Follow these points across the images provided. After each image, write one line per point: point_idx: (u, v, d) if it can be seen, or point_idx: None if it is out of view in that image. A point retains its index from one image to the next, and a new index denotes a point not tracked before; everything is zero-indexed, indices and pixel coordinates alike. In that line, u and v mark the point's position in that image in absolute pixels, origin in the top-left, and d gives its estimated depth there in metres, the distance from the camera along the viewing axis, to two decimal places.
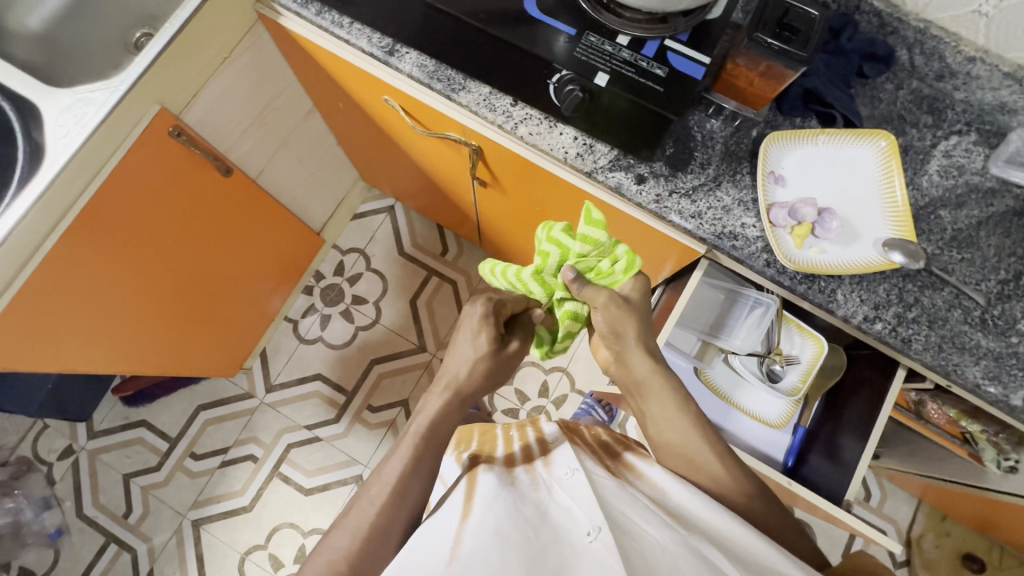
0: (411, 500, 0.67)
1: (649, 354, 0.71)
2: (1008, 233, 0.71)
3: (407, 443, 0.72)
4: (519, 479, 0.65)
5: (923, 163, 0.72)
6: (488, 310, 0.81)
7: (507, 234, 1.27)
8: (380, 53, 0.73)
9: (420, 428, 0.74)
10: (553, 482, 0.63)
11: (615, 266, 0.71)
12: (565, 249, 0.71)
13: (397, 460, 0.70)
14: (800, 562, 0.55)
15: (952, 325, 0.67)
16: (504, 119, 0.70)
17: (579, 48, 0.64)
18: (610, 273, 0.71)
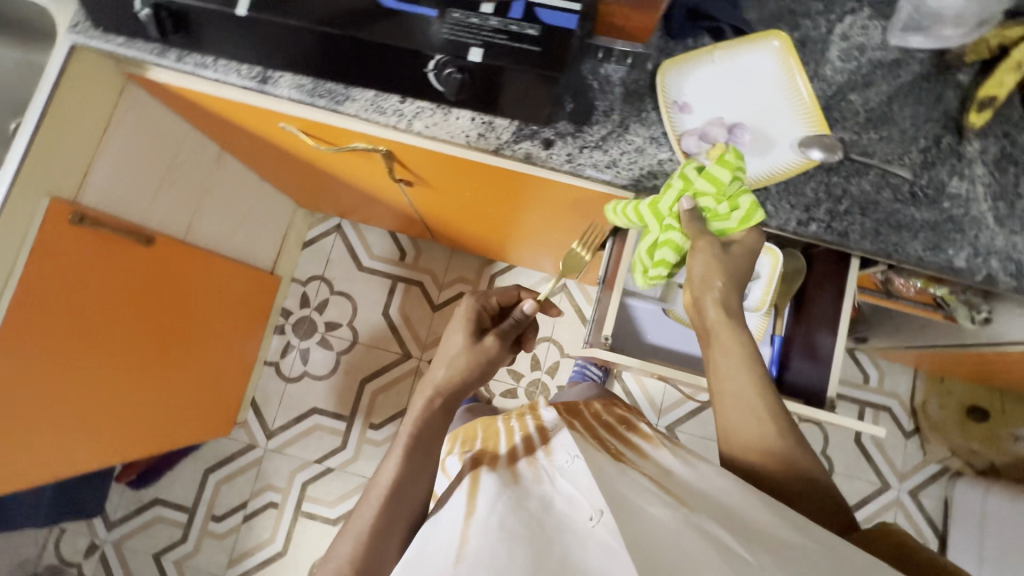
0: (407, 497, 0.68)
1: (725, 307, 0.66)
2: (920, 99, 0.70)
3: (400, 439, 0.72)
4: (523, 471, 0.67)
5: (823, 53, 0.71)
6: (470, 306, 0.84)
7: (455, 224, 1.25)
8: (254, 83, 0.70)
9: (412, 428, 0.73)
10: (555, 469, 0.64)
11: (732, 213, 0.64)
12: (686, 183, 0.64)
13: (394, 461, 0.70)
14: (799, 521, 0.56)
15: (884, 207, 0.67)
16: (397, 119, 0.69)
17: (446, 27, 0.60)
18: (725, 219, 0.65)
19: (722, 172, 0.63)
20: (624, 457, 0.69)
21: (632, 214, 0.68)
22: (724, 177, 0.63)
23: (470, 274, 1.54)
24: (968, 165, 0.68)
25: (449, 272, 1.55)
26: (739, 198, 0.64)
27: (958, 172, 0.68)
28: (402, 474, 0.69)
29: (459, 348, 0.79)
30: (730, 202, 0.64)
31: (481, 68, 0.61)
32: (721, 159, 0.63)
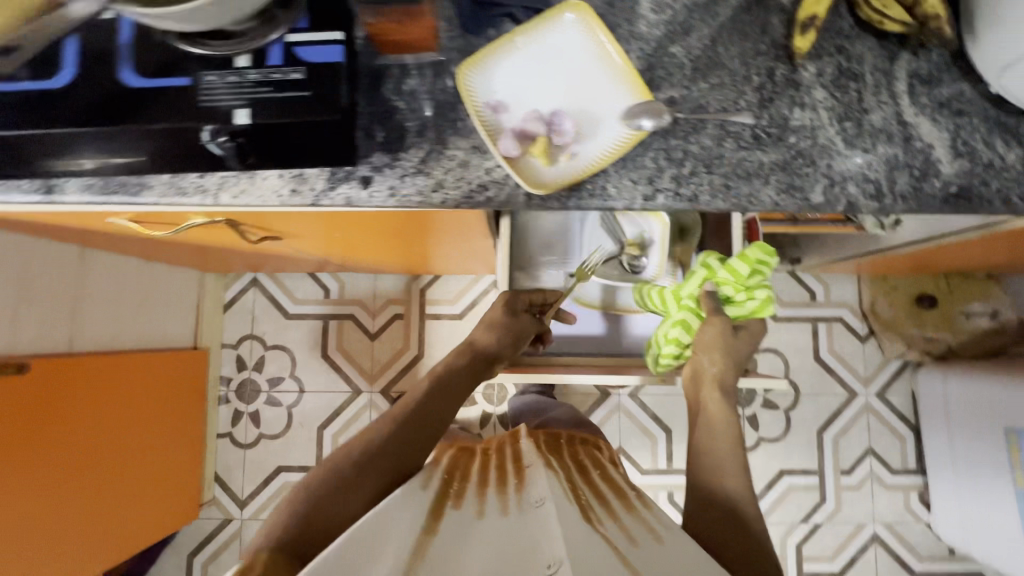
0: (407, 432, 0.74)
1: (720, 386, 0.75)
2: (744, 33, 0.65)
3: (425, 383, 0.83)
4: (492, 507, 0.69)
5: (634, 8, 0.65)
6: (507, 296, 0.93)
7: (373, 253, 1.26)
8: (39, 197, 0.62)
9: (438, 374, 0.83)
10: (523, 509, 0.67)
11: (747, 301, 0.77)
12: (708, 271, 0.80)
13: (413, 397, 0.80)
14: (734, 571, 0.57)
15: (729, 159, 0.63)
16: (202, 196, 0.63)
17: (202, 95, 0.55)
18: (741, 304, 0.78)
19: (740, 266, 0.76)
20: (596, 498, 0.73)
21: (659, 297, 0.85)
22: (743, 270, 0.76)
23: (400, 294, 1.50)
24: (807, 93, 0.64)
25: (378, 297, 1.50)
26: (756, 290, 0.77)
27: (798, 102, 0.64)
28: (419, 409, 0.77)
29: (492, 321, 0.89)
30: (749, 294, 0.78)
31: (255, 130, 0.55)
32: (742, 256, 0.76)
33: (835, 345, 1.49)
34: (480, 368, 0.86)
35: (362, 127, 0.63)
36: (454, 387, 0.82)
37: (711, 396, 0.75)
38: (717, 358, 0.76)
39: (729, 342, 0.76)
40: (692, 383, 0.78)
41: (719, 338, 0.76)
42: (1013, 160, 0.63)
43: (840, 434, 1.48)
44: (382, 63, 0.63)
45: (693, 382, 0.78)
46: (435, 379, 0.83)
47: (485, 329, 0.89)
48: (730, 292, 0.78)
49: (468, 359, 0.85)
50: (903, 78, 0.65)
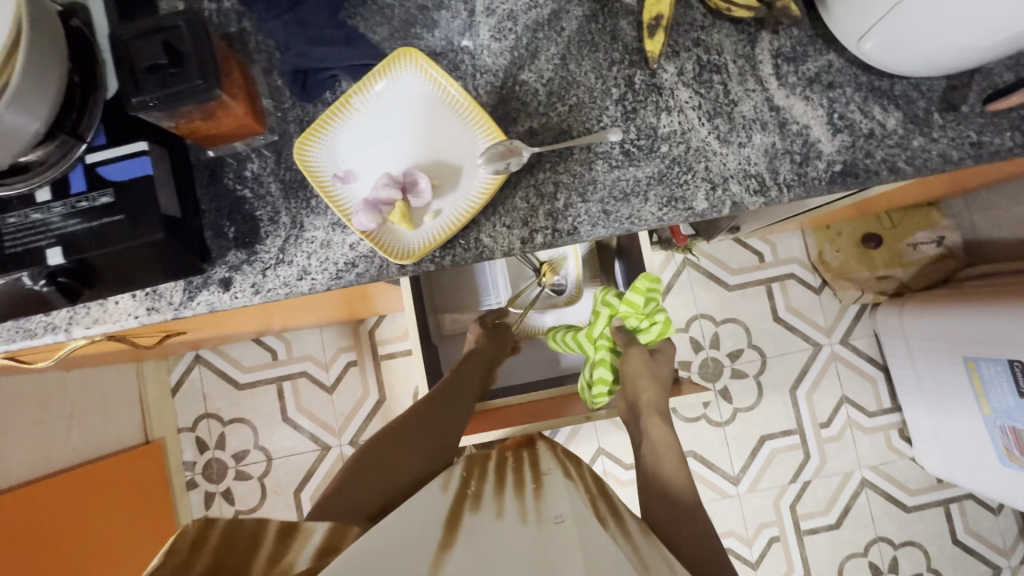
0: (429, 431, 0.73)
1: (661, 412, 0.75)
2: (595, 44, 0.61)
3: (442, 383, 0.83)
4: (511, 508, 0.59)
5: (473, 41, 0.61)
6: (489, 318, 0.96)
7: (310, 314, 1.24)
8: None
9: (454, 374, 0.84)
10: (544, 513, 0.57)
11: (652, 326, 0.80)
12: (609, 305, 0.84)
13: (429, 397, 0.79)
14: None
15: (603, 182, 0.60)
16: (54, 334, 0.59)
17: (7, 242, 0.50)
18: (647, 331, 0.81)
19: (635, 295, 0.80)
20: (618, 512, 0.63)
21: (573, 341, 0.90)
22: (639, 301, 0.80)
23: (349, 340, 1.46)
24: (671, 96, 0.61)
25: (327, 348, 1.46)
26: (657, 315, 0.80)
27: (663, 107, 0.61)
28: (439, 407, 0.78)
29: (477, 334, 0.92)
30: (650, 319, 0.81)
31: (75, 265, 0.50)
32: (635, 287, 0.80)
33: (792, 302, 1.48)
34: (487, 369, 0.87)
35: (208, 227, 0.59)
36: (469, 384, 0.82)
37: (648, 415, 0.74)
38: (644, 380, 0.77)
39: (652, 367, 0.79)
40: (627, 412, 0.78)
41: (640, 364, 0.78)
42: (894, 124, 0.60)
43: (813, 389, 1.47)
44: (216, 154, 0.59)
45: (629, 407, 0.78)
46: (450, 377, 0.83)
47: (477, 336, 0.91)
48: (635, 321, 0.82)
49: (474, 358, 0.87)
50: (767, 61, 0.61)
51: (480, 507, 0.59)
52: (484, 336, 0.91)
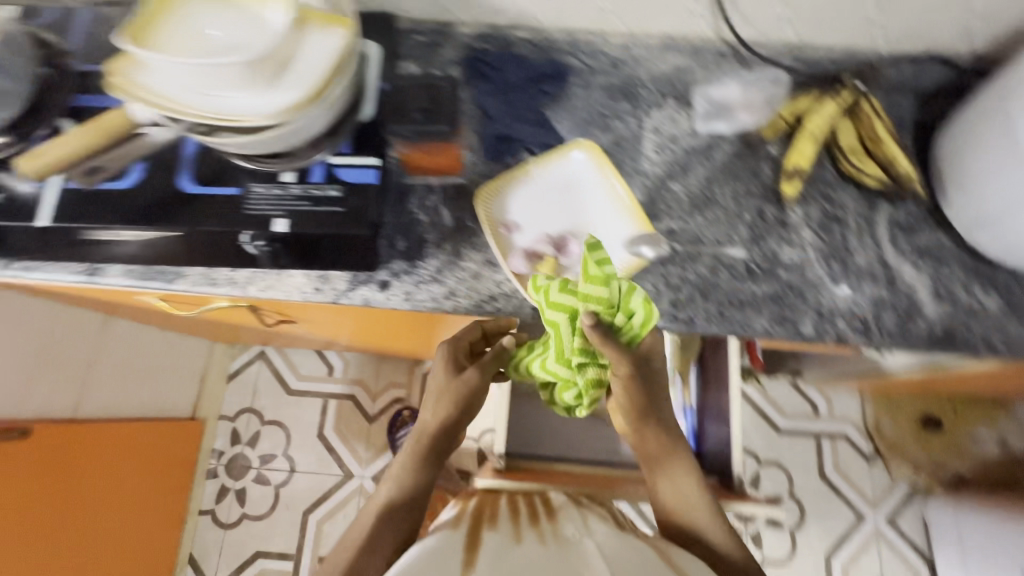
0: (400, 523, 0.59)
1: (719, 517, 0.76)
2: (737, 176, 0.72)
3: (407, 452, 0.63)
4: (526, 530, 0.57)
5: (637, 149, 0.73)
6: (445, 355, 0.66)
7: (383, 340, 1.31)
8: (83, 278, 0.67)
9: (417, 440, 0.63)
10: (560, 534, 0.56)
11: (631, 321, 0.55)
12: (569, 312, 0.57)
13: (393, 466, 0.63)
14: None
15: (723, 288, 0.68)
16: (232, 288, 0.67)
17: (245, 204, 0.61)
18: (627, 329, 0.56)
19: (597, 287, 0.55)
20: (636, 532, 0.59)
21: (544, 373, 0.61)
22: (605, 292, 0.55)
23: (402, 377, 1.51)
24: (795, 232, 0.70)
25: (380, 379, 1.51)
26: (633, 300, 0.55)
27: (787, 240, 0.70)
28: (406, 490, 0.60)
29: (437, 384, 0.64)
30: (623, 310, 0.55)
31: (292, 236, 0.61)
32: (587, 275, 0.55)
33: (841, 463, 1.46)
34: (455, 428, 0.64)
35: (385, 235, 0.69)
36: (429, 457, 0.63)
37: (654, 437, 0.63)
38: (643, 392, 0.61)
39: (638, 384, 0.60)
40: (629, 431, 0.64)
41: (629, 385, 0.59)
42: (993, 308, 0.67)
43: (850, 563, 1.39)
44: (410, 182, 0.70)
45: (630, 421, 0.63)
46: (412, 448, 0.63)
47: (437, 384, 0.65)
48: (608, 323, 0.56)
49: (437, 421, 0.63)
50: (884, 225, 0.70)
51: (498, 528, 0.57)
52: (446, 390, 0.64)
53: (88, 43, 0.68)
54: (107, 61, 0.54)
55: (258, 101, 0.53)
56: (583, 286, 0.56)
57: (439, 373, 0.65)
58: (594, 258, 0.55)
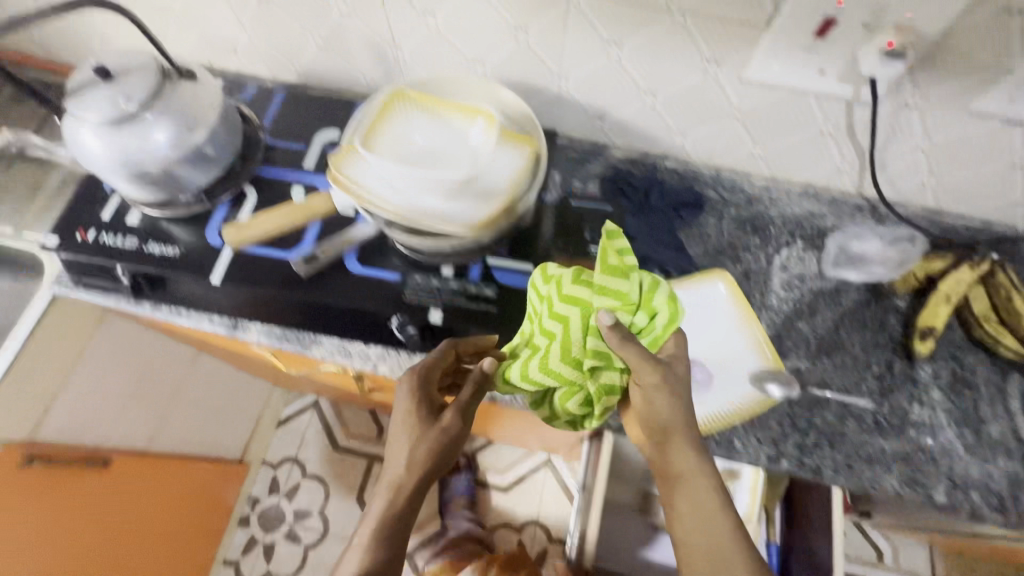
0: None
1: None
2: (865, 324, 0.73)
3: (379, 502, 0.56)
4: None
5: (766, 284, 0.75)
6: (413, 387, 0.59)
7: None
8: (225, 329, 0.69)
9: (391, 486, 0.56)
10: None
11: (654, 321, 0.57)
12: (583, 306, 0.57)
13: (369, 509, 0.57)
14: None
15: (851, 439, 0.67)
16: (362, 362, 0.67)
17: (405, 292, 0.64)
18: (649, 328, 0.58)
19: (617, 281, 0.57)
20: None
21: (547, 376, 0.57)
22: (626, 288, 0.57)
23: None
24: (925, 391, 0.69)
25: None
26: (654, 299, 0.57)
27: (917, 398, 0.69)
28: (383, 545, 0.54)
29: (409, 423, 0.58)
30: (643, 309, 0.57)
31: (442, 328, 0.63)
32: (607, 267, 0.58)
33: None
34: (429, 479, 0.57)
35: None
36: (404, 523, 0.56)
37: (678, 454, 0.58)
38: (671, 403, 0.57)
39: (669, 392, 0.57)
40: (652, 442, 0.60)
41: (659, 393, 0.57)
42: None
43: None
44: None
45: (651, 430, 0.59)
46: (388, 497, 0.56)
47: (411, 424, 0.58)
48: (627, 321, 0.57)
49: (413, 471, 0.56)
50: (1017, 397, 0.69)
51: None
52: (422, 443, 0.57)
53: (276, 120, 0.74)
54: (333, 165, 0.56)
55: (458, 209, 0.56)
56: (603, 278, 0.57)
57: (411, 410, 0.58)
58: (616, 248, 0.59)
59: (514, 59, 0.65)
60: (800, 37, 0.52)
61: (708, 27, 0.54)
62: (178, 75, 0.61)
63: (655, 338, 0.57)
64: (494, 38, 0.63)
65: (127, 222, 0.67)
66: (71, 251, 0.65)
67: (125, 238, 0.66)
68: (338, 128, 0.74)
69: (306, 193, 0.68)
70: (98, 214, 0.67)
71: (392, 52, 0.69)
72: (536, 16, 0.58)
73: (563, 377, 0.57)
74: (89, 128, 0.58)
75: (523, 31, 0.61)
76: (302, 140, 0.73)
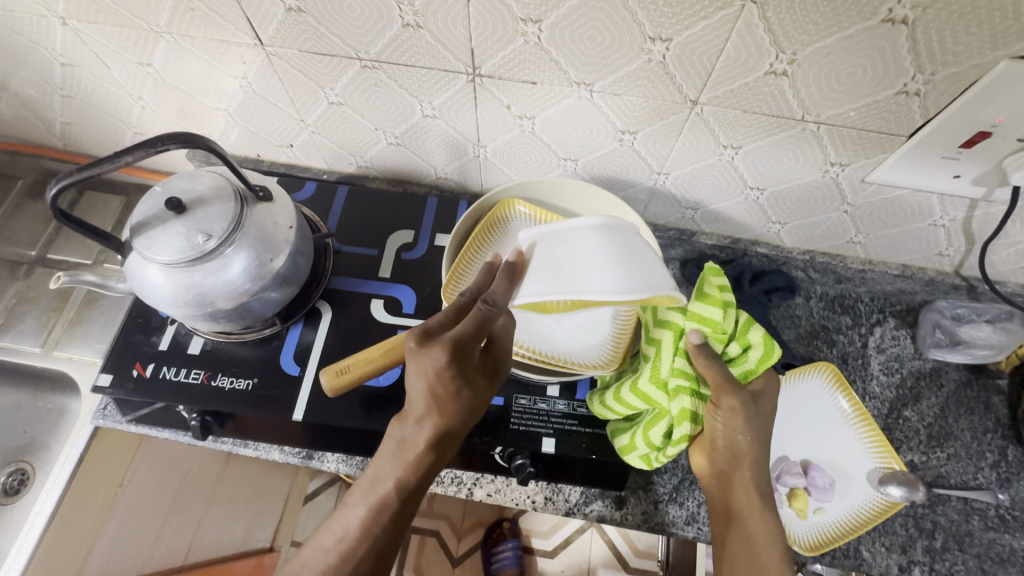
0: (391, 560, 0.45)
1: None
2: (970, 409, 0.70)
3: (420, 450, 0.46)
4: None
5: (866, 368, 0.73)
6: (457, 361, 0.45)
7: None
8: (297, 459, 0.63)
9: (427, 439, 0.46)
10: None
11: (747, 354, 0.54)
12: (675, 330, 0.54)
13: (391, 460, 0.45)
14: None
15: (979, 538, 0.64)
16: (457, 488, 0.63)
17: (513, 418, 0.59)
18: (741, 361, 0.54)
19: (712, 309, 0.53)
20: None
21: (632, 397, 0.54)
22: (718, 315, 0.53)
23: (490, 515, 1.41)
24: None
25: (467, 516, 1.41)
26: (749, 331, 0.53)
27: None
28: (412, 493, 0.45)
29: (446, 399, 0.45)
30: (735, 341, 0.54)
31: (554, 456, 0.58)
32: (703, 294, 0.54)
33: None
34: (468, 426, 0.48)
35: None
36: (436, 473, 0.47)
37: (742, 487, 0.51)
38: (745, 426, 0.51)
39: (749, 412, 0.51)
40: (714, 473, 0.53)
41: (738, 420, 0.51)
42: None
43: None
44: None
45: (715, 459, 0.53)
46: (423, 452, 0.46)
47: (458, 405, 0.46)
48: (719, 349, 0.53)
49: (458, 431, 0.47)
50: None
51: None
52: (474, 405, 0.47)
53: (343, 221, 0.69)
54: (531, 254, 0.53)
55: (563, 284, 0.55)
56: (695, 305, 0.54)
57: (449, 387, 0.45)
58: (716, 281, 0.54)
59: (613, 158, 0.61)
60: (944, 147, 0.49)
61: (843, 136, 0.51)
62: (253, 196, 0.55)
63: (744, 371, 0.53)
64: (596, 141, 0.59)
65: (188, 352, 0.60)
66: (127, 392, 0.58)
67: (188, 373, 0.59)
68: (413, 230, 0.68)
69: (388, 310, 0.63)
70: (155, 345, 0.60)
71: (474, 150, 0.64)
72: (650, 123, 0.54)
73: (649, 398, 0.53)
74: (155, 266, 0.50)
75: (630, 135, 0.57)
76: (374, 244, 0.67)
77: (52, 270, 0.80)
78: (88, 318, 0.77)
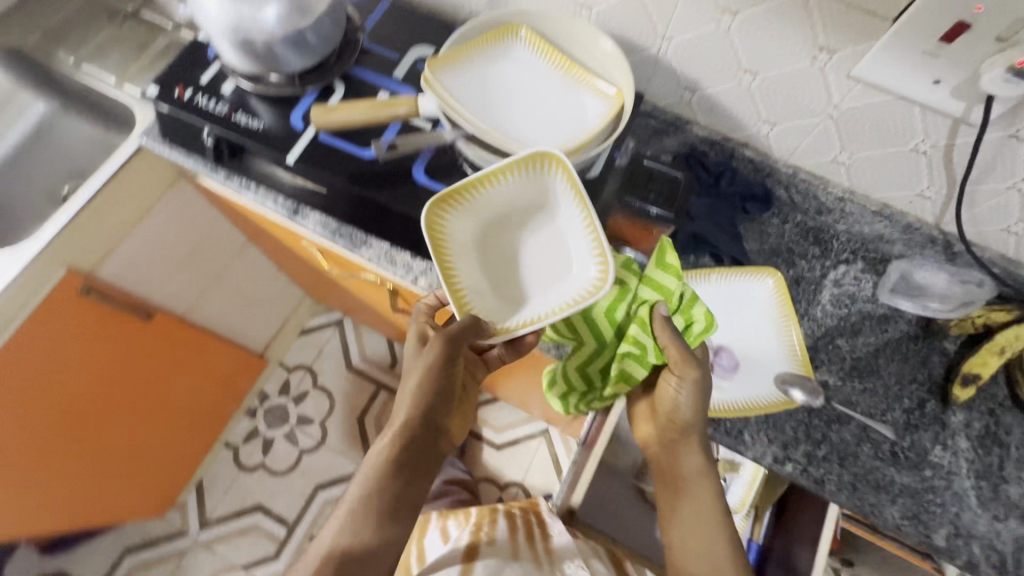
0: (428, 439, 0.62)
1: None
2: (905, 358, 0.71)
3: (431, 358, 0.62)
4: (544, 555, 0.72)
5: (815, 295, 0.74)
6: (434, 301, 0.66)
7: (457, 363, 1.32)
8: (284, 212, 0.72)
9: (426, 376, 0.62)
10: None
11: (688, 326, 0.62)
12: (625, 288, 0.62)
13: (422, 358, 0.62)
14: None
15: (863, 462, 0.66)
16: (404, 272, 0.70)
17: None
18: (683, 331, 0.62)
19: (668, 280, 0.60)
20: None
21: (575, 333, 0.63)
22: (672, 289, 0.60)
23: None
24: (951, 436, 0.67)
25: None
26: (694, 308, 0.61)
27: (941, 440, 0.67)
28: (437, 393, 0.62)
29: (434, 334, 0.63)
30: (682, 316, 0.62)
31: None
32: (663, 265, 0.61)
33: None
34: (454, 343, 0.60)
35: None
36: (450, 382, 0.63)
37: (687, 454, 0.63)
38: (695, 402, 0.60)
39: (699, 393, 0.61)
40: (664, 442, 0.65)
41: (685, 392, 0.60)
42: None
43: None
44: None
45: (667, 428, 0.64)
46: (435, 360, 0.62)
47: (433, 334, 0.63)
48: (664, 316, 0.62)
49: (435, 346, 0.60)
50: None
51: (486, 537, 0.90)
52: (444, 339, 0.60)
53: (378, 25, 0.77)
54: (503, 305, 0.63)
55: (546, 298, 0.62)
56: (654, 273, 0.61)
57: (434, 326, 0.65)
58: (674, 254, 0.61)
59: (621, 11, 0.66)
60: (924, 38, 0.51)
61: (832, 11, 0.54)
62: None
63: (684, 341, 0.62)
64: None
65: (221, 89, 0.70)
66: (168, 105, 0.69)
67: (218, 104, 0.69)
68: (434, 48, 0.76)
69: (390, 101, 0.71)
70: (198, 77, 0.71)
71: None
72: None
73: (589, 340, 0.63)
74: None
75: None
76: (397, 50, 0.75)
77: (140, 23, 0.92)
78: (159, 68, 0.89)
